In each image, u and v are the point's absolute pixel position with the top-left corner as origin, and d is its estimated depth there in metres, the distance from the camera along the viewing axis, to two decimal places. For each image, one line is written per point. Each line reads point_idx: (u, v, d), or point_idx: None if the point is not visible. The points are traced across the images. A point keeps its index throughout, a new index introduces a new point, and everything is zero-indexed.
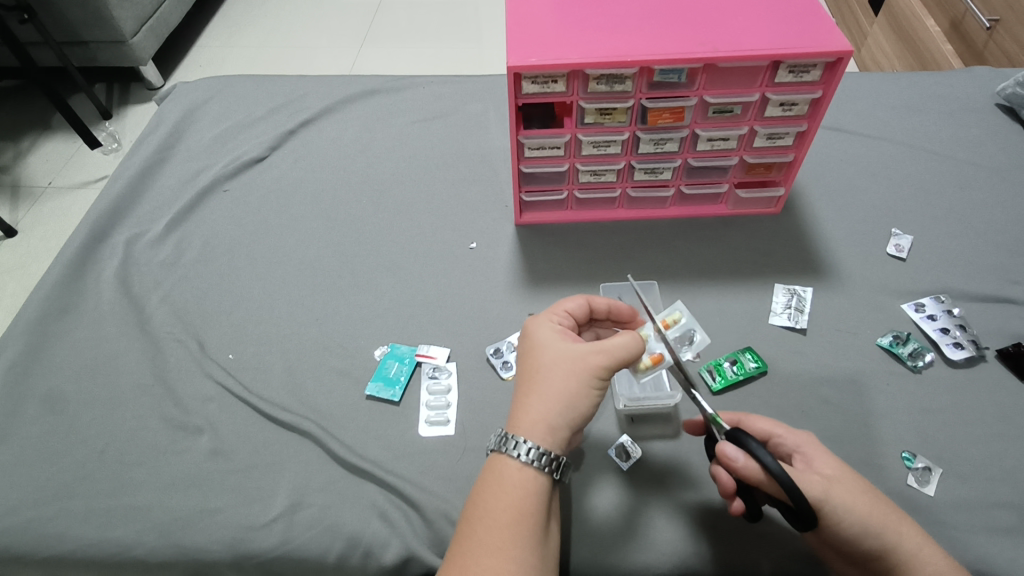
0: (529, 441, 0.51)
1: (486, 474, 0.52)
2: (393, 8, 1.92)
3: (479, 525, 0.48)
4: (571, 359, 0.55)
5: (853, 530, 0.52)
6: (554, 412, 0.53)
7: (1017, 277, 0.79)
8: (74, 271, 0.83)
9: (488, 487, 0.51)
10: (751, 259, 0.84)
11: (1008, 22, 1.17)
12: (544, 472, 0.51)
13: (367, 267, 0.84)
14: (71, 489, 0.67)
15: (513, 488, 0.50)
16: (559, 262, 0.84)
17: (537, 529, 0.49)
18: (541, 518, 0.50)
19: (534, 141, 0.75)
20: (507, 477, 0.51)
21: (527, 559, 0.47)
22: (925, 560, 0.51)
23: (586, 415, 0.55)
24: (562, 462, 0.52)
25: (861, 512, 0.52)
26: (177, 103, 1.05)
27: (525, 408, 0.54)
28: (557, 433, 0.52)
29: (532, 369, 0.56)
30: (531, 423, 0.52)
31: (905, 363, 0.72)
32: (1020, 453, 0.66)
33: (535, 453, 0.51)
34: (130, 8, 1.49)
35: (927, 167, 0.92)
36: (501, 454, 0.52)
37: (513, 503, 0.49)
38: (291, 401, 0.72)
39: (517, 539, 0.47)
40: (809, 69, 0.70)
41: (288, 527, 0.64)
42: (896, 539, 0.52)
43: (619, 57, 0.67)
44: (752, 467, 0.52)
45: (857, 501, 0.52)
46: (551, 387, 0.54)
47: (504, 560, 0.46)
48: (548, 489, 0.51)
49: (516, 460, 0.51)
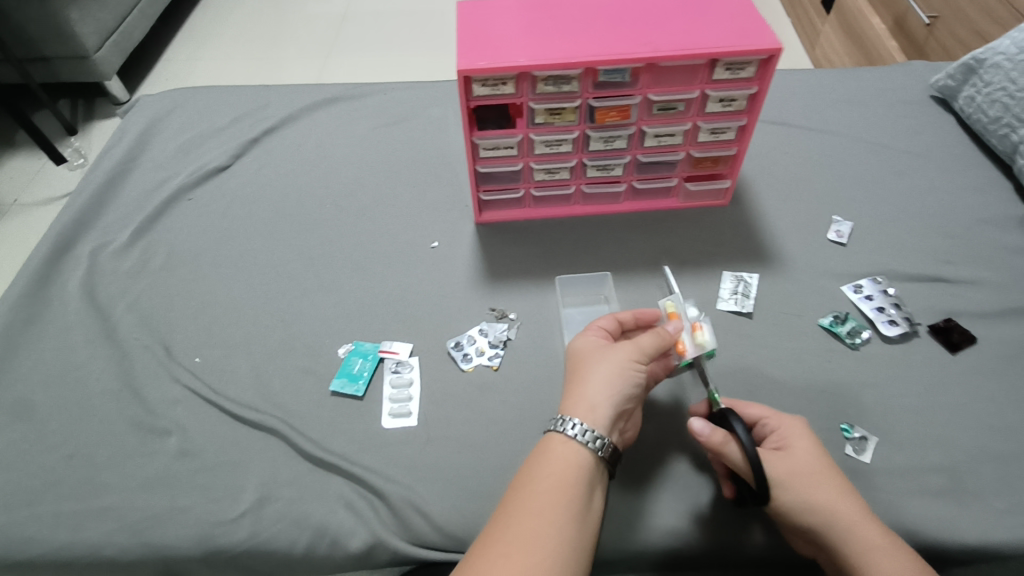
0: (574, 421, 0.56)
1: (535, 450, 0.57)
2: (361, 18, 1.95)
3: (525, 489, 0.52)
4: (605, 352, 0.61)
5: (794, 502, 0.56)
6: (593, 393, 0.58)
7: (949, 257, 0.84)
8: (40, 282, 0.84)
9: (544, 460, 0.55)
10: (701, 248, 0.87)
11: (946, 19, 1.24)
12: (587, 446, 0.55)
13: (330, 269, 0.86)
14: (41, 494, 0.68)
15: (566, 465, 0.54)
16: (519, 257, 0.87)
17: (577, 496, 0.52)
18: (583, 488, 0.53)
19: (488, 141, 0.78)
20: (554, 451, 0.55)
21: (569, 524, 0.50)
22: (863, 540, 0.53)
23: (627, 396, 0.59)
24: (609, 442, 0.56)
25: (800, 490, 0.56)
26: (140, 114, 1.06)
27: (568, 397, 0.59)
28: (599, 410, 0.57)
29: (576, 369, 0.62)
30: (574, 404, 0.58)
31: (844, 341, 0.76)
32: (949, 420, 0.70)
33: (590, 435, 0.55)
34: (94, 23, 1.50)
35: (865, 157, 0.97)
36: (556, 433, 0.56)
37: (557, 471, 0.53)
38: (258, 400, 0.74)
39: (559, 504, 0.51)
40: (745, 66, 0.74)
41: (255, 522, 0.66)
42: (835, 517, 0.55)
43: (564, 60, 0.70)
44: (718, 438, 0.58)
45: (803, 479, 0.57)
46: (591, 375, 0.59)
47: (548, 523, 0.50)
48: (593, 465, 0.55)
49: (564, 435, 0.56)
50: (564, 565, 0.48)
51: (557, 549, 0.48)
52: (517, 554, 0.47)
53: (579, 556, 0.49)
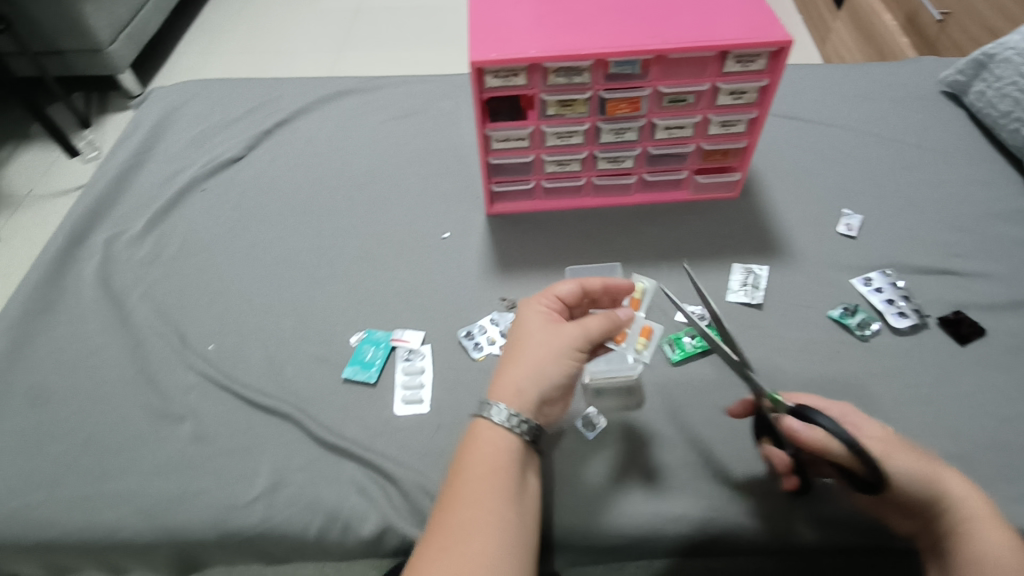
0: (502, 404, 0.57)
1: (465, 438, 0.58)
2: (370, 13, 1.95)
3: (456, 480, 0.53)
4: (550, 332, 0.61)
5: (915, 485, 0.55)
6: (526, 376, 0.58)
7: (958, 250, 0.84)
8: (56, 270, 0.85)
9: (471, 449, 0.56)
10: (711, 241, 0.88)
11: (958, 15, 1.23)
12: (513, 431, 0.56)
13: (343, 258, 0.87)
14: (57, 478, 0.70)
15: (494, 451, 0.55)
16: (529, 249, 0.88)
17: (509, 478, 0.54)
18: (514, 469, 0.55)
19: (500, 133, 0.79)
20: (481, 437, 0.56)
21: (505, 505, 0.52)
22: (970, 511, 0.55)
23: (555, 384, 0.59)
24: (536, 426, 0.57)
25: (914, 468, 0.55)
26: (154, 106, 1.07)
27: (500, 376, 0.59)
28: (522, 397, 0.57)
29: (514, 346, 0.61)
30: (502, 386, 0.58)
31: (854, 333, 0.77)
32: (959, 411, 0.71)
33: (514, 420, 0.56)
34: (107, 17, 1.51)
35: (876, 151, 0.97)
36: (482, 419, 0.57)
37: (486, 458, 0.55)
38: (271, 387, 0.75)
39: (494, 488, 0.53)
40: (755, 58, 0.74)
41: (269, 506, 0.67)
42: (947, 489, 0.55)
43: (575, 51, 0.71)
44: (820, 435, 0.55)
45: (908, 457, 0.56)
46: (527, 357, 0.60)
47: (484, 509, 0.51)
48: (521, 448, 0.56)
49: (490, 421, 0.56)
50: (510, 543, 0.50)
51: (497, 532, 0.50)
52: (458, 546, 0.49)
53: (522, 533, 0.52)
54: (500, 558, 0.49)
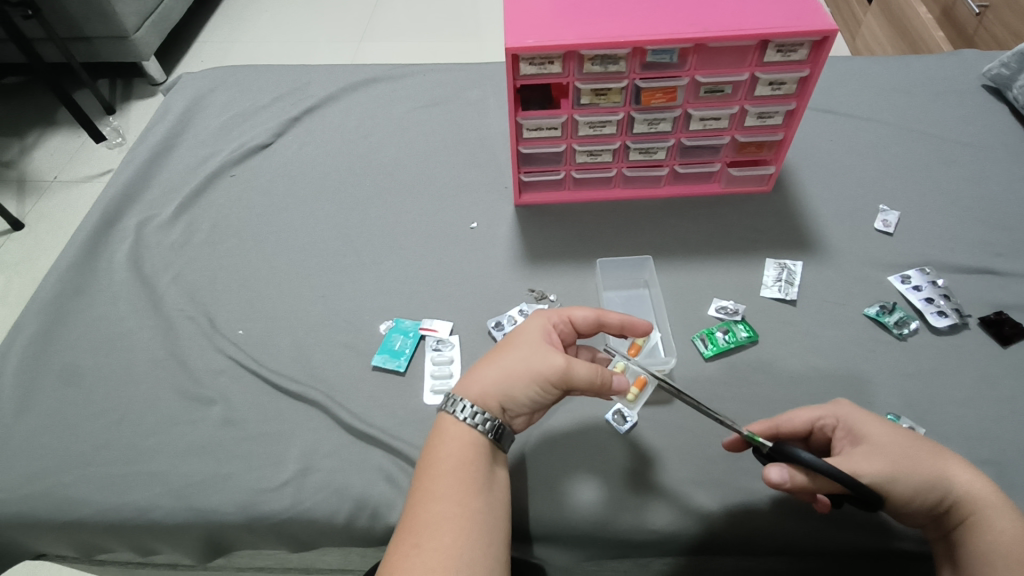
0: (464, 398, 0.58)
1: (432, 433, 0.59)
2: (393, 3, 1.95)
3: (425, 476, 0.55)
4: (535, 348, 0.59)
5: (911, 491, 0.54)
6: (491, 380, 0.59)
7: (999, 249, 0.82)
8: (88, 252, 0.86)
9: (438, 446, 0.57)
10: (743, 235, 0.86)
11: (998, 8, 1.20)
12: (477, 428, 0.57)
13: (370, 247, 0.87)
14: (90, 457, 0.70)
15: (462, 447, 0.56)
16: (557, 240, 0.87)
17: (479, 472, 0.55)
18: (483, 464, 0.56)
19: (532, 121, 0.78)
20: (449, 432, 0.57)
21: (477, 499, 0.53)
22: (976, 503, 0.54)
23: (514, 399, 0.59)
24: (501, 424, 0.58)
25: (908, 474, 0.54)
26: (183, 92, 1.08)
27: (474, 369, 0.61)
28: (478, 396, 0.58)
29: (501, 347, 0.62)
30: (470, 380, 0.59)
31: (891, 331, 0.75)
32: (1000, 414, 0.69)
33: (480, 417, 0.58)
34: (133, 4, 1.52)
35: (913, 146, 0.95)
36: (447, 414, 0.58)
37: (453, 452, 0.56)
38: (301, 373, 0.75)
39: (465, 482, 0.54)
40: (796, 48, 0.72)
41: (298, 491, 0.67)
42: (948, 486, 0.54)
43: (613, 38, 0.69)
44: (801, 479, 0.54)
45: (903, 463, 0.55)
46: (502, 363, 0.59)
47: (454, 502, 0.52)
48: (487, 444, 0.58)
49: (455, 417, 0.58)
50: (483, 535, 0.51)
51: (469, 524, 0.51)
52: (432, 539, 0.50)
53: (495, 526, 0.53)
54: (473, 547, 0.50)
